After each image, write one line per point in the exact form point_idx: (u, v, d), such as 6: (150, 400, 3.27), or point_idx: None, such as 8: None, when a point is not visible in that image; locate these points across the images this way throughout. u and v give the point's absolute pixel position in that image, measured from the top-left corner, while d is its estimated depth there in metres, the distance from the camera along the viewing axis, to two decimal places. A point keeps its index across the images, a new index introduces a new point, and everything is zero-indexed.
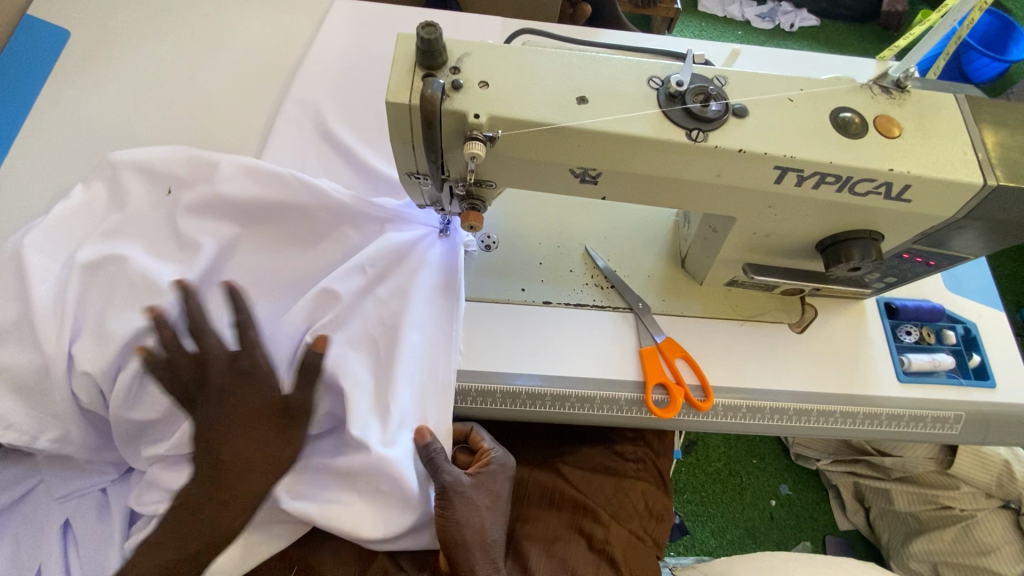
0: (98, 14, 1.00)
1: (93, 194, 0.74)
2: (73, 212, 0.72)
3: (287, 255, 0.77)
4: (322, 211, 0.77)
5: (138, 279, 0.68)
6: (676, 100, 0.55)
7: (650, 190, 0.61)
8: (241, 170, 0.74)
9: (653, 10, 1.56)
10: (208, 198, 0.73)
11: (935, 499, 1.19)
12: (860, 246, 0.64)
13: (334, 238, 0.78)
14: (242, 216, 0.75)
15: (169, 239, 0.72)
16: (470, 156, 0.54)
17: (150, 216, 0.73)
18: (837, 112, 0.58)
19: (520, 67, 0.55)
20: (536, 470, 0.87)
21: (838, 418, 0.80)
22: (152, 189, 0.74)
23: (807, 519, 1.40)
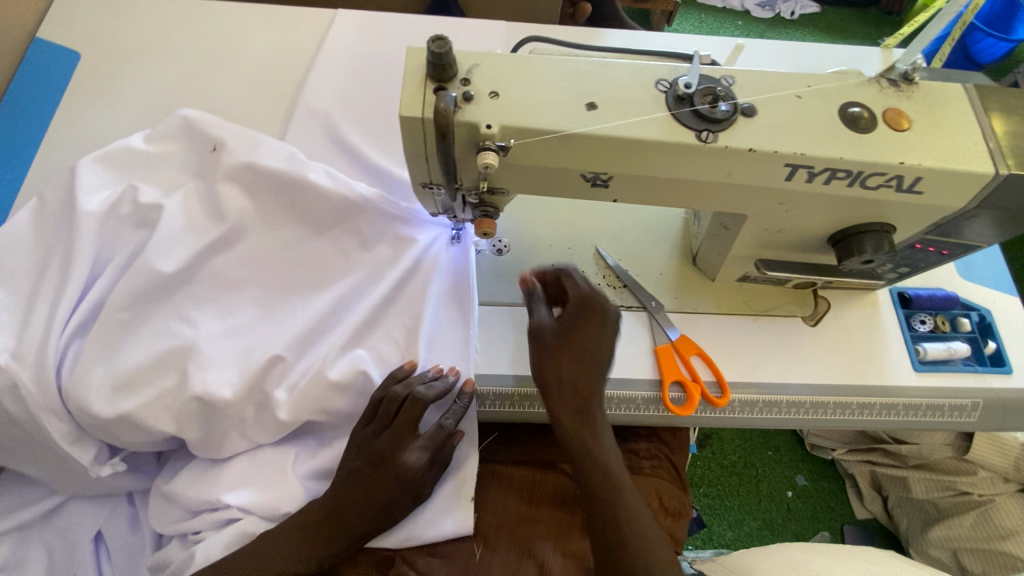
0: (106, 35, 1.02)
1: (156, 142, 0.82)
2: (131, 152, 0.81)
3: (302, 274, 0.81)
4: (333, 216, 0.81)
5: (159, 242, 0.74)
6: (684, 102, 0.55)
7: (658, 191, 0.61)
8: (280, 149, 0.80)
9: (653, 3, 1.55)
10: (244, 168, 0.78)
11: (952, 485, 1.19)
12: (873, 240, 0.65)
13: (348, 248, 0.83)
14: (271, 189, 0.79)
15: (205, 205, 0.78)
16: (484, 167, 0.54)
17: (192, 171, 0.81)
18: (846, 107, 0.58)
19: (528, 76, 0.56)
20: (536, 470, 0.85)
21: (855, 410, 0.81)
22: (201, 147, 0.81)
23: (824, 509, 1.40)
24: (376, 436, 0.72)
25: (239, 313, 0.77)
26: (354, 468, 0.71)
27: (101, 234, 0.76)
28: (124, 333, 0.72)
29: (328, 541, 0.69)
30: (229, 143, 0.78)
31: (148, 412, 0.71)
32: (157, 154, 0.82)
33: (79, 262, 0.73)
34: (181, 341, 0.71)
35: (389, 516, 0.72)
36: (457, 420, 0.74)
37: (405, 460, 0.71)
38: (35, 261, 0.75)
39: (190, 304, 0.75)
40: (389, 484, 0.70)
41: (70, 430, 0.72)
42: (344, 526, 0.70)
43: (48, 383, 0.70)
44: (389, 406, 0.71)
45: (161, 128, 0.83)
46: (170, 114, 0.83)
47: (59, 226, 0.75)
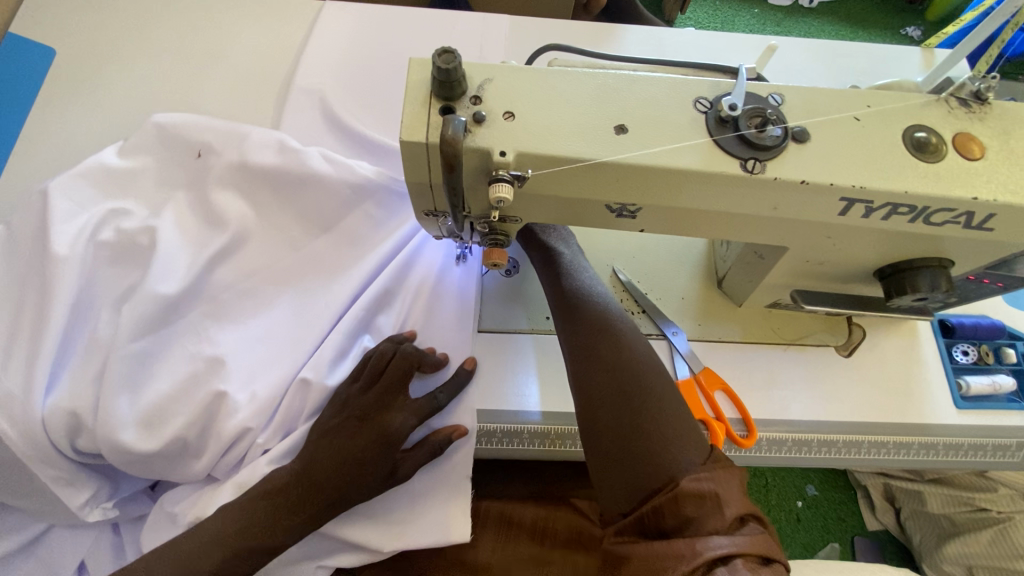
0: (84, 28, 0.94)
1: (129, 157, 0.77)
2: (107, 170, 0.75)
3: (312, 267, 0.78)
4: (334, 199, 0.79)
5: (157, 261, 0.69)
6: (727, 125, 0.48)
7: (691, 223, 0.54)
8: (271, 141, 0.78)
9: None
10: (237, 167, 0.76)
11: (970, 500, 1.12)
12: (928, 276, 0.58)
13: (358, 235, 0.80)
14: (267, 183, 0.77)
15: (198, 214, 0.76)
16: (497, 200, 0.47)
17: (178, 182, 0.78)
18: (911, 131, 0.50)
19: (550, 93, 0.49)
20: (548, 511, 0.78)
21: (892, 448, 0.75)
22: (184, 156, 0.78)
23: (834, 520, 1.35)
24: (358, 393, 0.71)
25: (251, 324, 0.73)
26: (332, 427, 0.68)
27: (88, 261, 0.70)
28: (143, 367, 0.68)
29: (292, 512, 0.64)
30: (214, 145, 0.77)
31: (168, 448, 0.66)
32: (134, 169, 0.77)
33: (60, 296, 0.67)
34: (205, 360, 0.68)
35: (358, 491, 0.66)
36: (451, 394, 0.73)
37: (392, 422, 0.69)
38: (9, 297, 0.69)
39: (209, 325, 0.71)
40: (369, 445, 0.67)
41: (59, 473, 0.68)
42: (313, 492, 0.65)
43: (47, 425, 0.65)
44: (377, 362, 0.72)
45: (139, 143, 0.78)
46: (143, 125, 0.79)
47: (32, 259, 0.69)
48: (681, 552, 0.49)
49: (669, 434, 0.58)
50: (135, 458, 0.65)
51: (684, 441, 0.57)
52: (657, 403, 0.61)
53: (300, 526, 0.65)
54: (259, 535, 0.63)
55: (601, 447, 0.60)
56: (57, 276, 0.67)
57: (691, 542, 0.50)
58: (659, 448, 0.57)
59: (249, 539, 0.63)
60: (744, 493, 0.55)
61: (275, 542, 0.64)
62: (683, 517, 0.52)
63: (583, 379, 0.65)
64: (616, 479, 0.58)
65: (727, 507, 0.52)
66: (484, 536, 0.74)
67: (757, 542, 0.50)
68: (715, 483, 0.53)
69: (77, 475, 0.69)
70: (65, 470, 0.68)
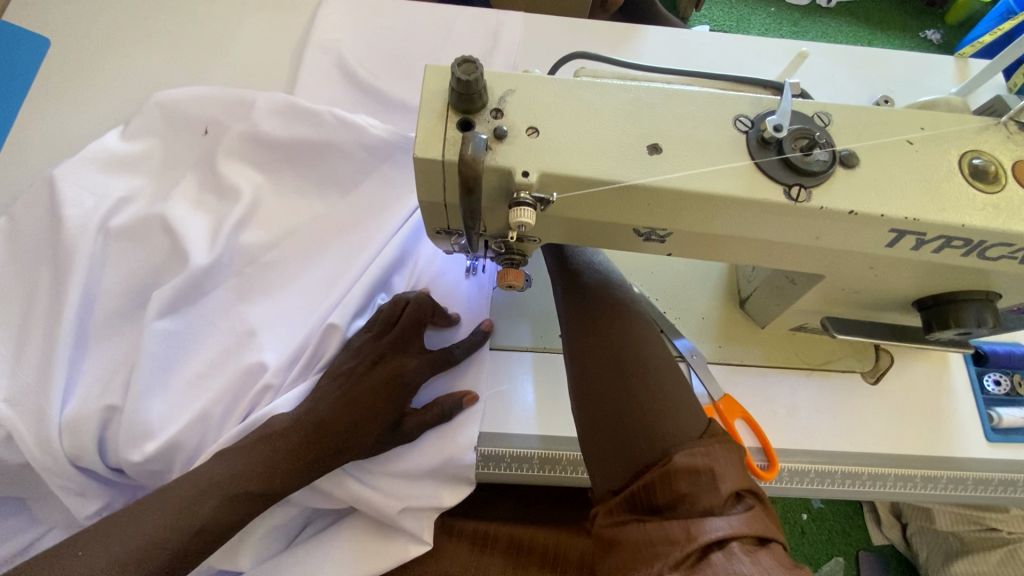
0: (77, 16, 0.89)
1: (134, 141, 0.75)
2: (110, 154, 0.73)
3: (332, 235, 0.79)
4: (347, 163, 0.80)
5: (177, 242, 0.70)
6: (770, 147, 0.44)
7: (722, 250, 0.50)
8: (278, 108, 0.77)
9: None
10: (248, 136, 0.76)
11: (981, 520, 1.06)
12: (975, 310, 0.54)
13: (372, 202, 0.81)
14: (285, 156, 0.78)
15: (209, 193, 0.75)
16: (518, 225, 0.43)
17: (184, 165, 0.76)
18: (967, 158, 0.46)
19: (578, 107, 0.45)
20: (564, 534, 0.72)
21: (919, 483, 0.71)
22: (189, 132, 0.77)
23: (839, 533, 1.31)
24: (369, 340, 0.70)
25: (279, 294, 0.75)
26: (346, 371, 0.68)
27: (97, 247, 0.68)
28: (174, 344, 0.68)
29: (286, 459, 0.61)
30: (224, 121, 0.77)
31: (195, 425, 0.66)
32: (140, 154, 0.75)
33: (72, 285, 0.66)
34: (239, 333, 0.71)
35: (362, 439, 0.64)
36: (468, 349, 0.72)
37: (410, 366, 0.70)
38: (18, 291, 0.67)
39: (237, 299, 0.73)
40: (378, 393, 0.66)
41: (67, 482, 0.65)
42: (313, 438, 0.62)
43: (76, 426, 0.63)
44: (390, 309, 0.71)
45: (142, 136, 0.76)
46: (141, 107, 0.77)
47: (42, 257, 0.68)
48: (675, 538, 0.45)
49: (665, 403, 0.54)
50: (160, 450, 0.64)
51: (678, 413, 0.53)
52: (653, 370, 0.58)
53: (296, 475, 0.61)
54: (244, 483, 0.58)
55: (593, 420, 0.56)
56: (70, 266, 0.66)
57: (685, 525, 0.45)
58: (654, 418, 0.53)
59: (245, 485, 0.58)
60: (743, 466, 0.50)
61: (272, 489, 0.60)
62: (676, 493, 0.47)
63: (581, 357, 0.61)
64: (608, 452, 0.54)
65: (724, 482, 0.47)
66: (494, 566, 0.69)
67: (754, 522, 0.45)
68: (711, 454, 0.49)
69: (85, 485, 0.66)
70: (73, 479, 0.65)
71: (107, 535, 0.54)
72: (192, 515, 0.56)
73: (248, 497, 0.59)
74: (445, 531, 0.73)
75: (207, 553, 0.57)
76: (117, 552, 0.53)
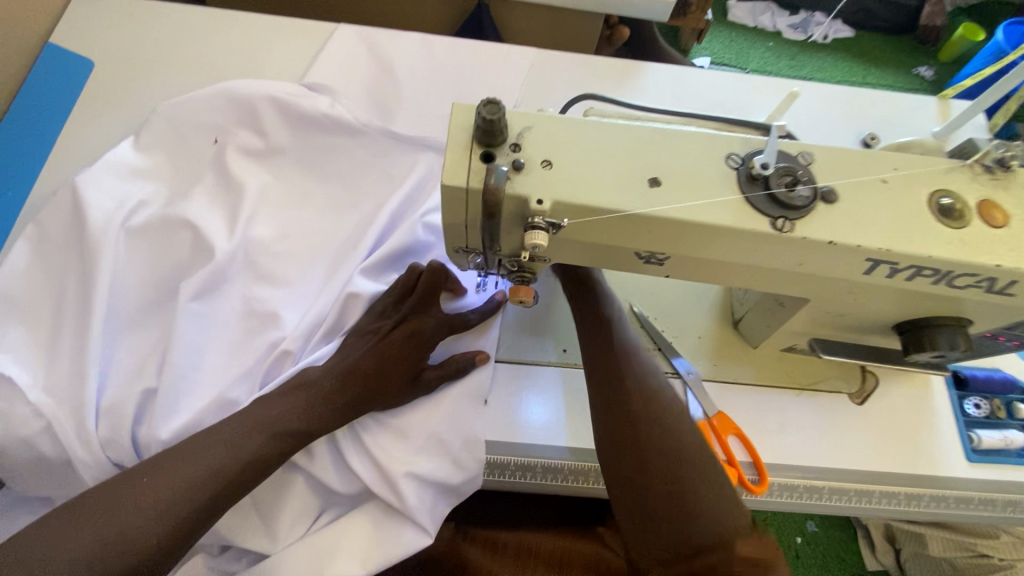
0: (112, 36, 0.93)
1: (146, 154, 0.81)
2: (120, 161, 0.78)
3: (341, 219, 0.83)
4: (358, 162, 0.86)
5: (194, 236, 0.76)
6: (758, 182, 0.49)
7: (717, 274, 0.55)
8: (276, 114, 0.84)
9: (684, 20, 1.48)
10: (257, 142, 0.83)
11: (973, 547, 1.10)
12: (947, 335, 0.59)
13: (377, 184, 0.85)
14: (302, 161, 0.85)
15: (218, 185, 0.81)
16: (532, 246, 0.48)
17: (195, 172, 0.81)
18: (936, 196, 0.52)
19: (589, 144, 0.50)
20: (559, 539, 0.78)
21: (902, 499, 0.76)
22: (198, 140, 0.82)
23: (833, 558, 1.33)
24: (389, 302, 0.75)
25: (299, 280, 0.78)
26: (372, 332, 0.73)
27: (119, 245, 0.74)
28: (198, 323, 0.72)
29: (322, 405, 0.66)
30: (230, 132, 0.83)
31: (218, 403, 0.69)
32: (151, 167, 0.80)
33: (100, 285, 0.70)
34: (259, 314, 0.74)
35: (388, 390, 0.69)
36: (482, 314, 0.77)
37: (431, 320, 0.75)
38: (48, 293, 0.72)
39: (256, 284, 0.76)
40: (405, 346, 0.72)
41: (98, 473, 0.68)
42: (345, 385, 0.67)
43: (114, 410, 0.68)
44: (407, 277, 0.75)
45: (184, 156, 0.82)
46: (149, 122, 0.82)
47: (70, 260, 0.73)
48: None
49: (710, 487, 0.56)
50: (187, 424, 0.67)
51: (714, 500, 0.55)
52: (678, 411, 0.64)
53: (335, 418, 0.66)
54: (281, 424, 0.63)
55: (620, 437, 0.62)
56: (96, 264, 0.71)
57: None
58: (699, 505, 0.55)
59: (287, 424, 0.63)
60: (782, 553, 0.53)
61: (311, 429, 0.64)
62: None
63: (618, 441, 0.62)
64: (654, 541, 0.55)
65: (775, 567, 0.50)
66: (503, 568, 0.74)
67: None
68: (731, 496, 0.56)
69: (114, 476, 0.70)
70: (104, 469, 0.68)
71: (168, 464, 0.58)
72: (241, 450, 0.60)
73: (294, 437, 0.63)
74: (460, 539, 0.80)
75: (252, 487, 0.61)
76: (175, 483, 0.57)
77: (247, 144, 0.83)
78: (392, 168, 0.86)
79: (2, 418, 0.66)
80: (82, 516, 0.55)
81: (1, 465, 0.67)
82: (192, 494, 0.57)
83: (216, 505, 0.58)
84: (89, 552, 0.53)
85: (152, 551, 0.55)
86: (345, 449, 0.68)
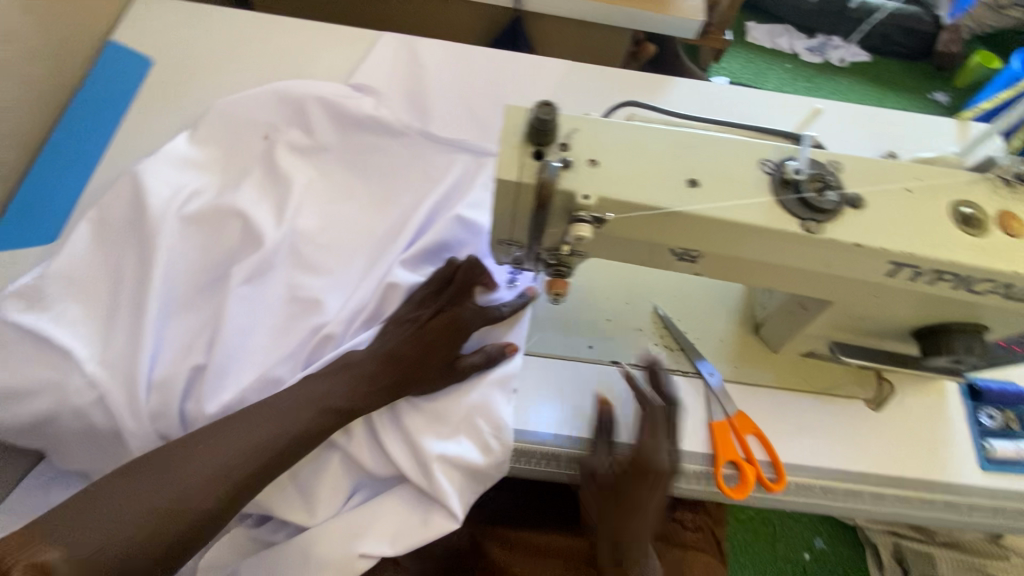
0: (171, 36, 0.99)
1: (200, 146, 0.85)
2: (178, 151, 0.83)
3: (381, 214, 0.87)
4: (398, 161, 0.90)
5: (244, 224, 0.80)
6: (789, 187, 0.53)
7: (747, 273, 0.59)
8: (325, 113, 0.88)
9: (704, 40, 1.53)
10: (305, 140, 0.88)
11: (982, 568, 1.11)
12: (963, 341, 0.62)
13: (416, 182, 0.89)
14: (346, 159, 0.90)
15: (268, 178, 0.85)
16: (576, 238, 0.52)
17: (244, 165, 0.86)
18: (956, 206, 0.55)
19: (633, 145, 0.54)
20: (578, 538, 0.83)
21: (913, 503, 0.78)
22: (250, 134, 0.87)
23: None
24: (426, 292, 0.79)
25: (340, 270, 0.82)
26: (411, 320, 0.76)
27: (174, 230, 0.78)
28: (246, 306, 0.76)
29: (363, 387, 0.69)
30: (280, 128, 0.87)
31: (262, 381, 0.73)
32: (205, 159, 0.84)
33: (157, 266, 0.74)
34: (302, 300, 0.78)
35: (425, 375, 0.73)
36: (513, 307, 0.80)
37: (469, 307, 0.77)
38: (104, 273, 0.76)
39: (300, 272, 0.80)
40: (441, 334, 0.74)
41: (145, 444, 0.71)
42: (385, 368, 0.71)
43: (165, 384, 0.72)
44: (446, 271, 0.79)
45: (238, 149, 0.86)
46: (207, 116, 0.86)
47: (127, 241, 0.77)
48: None
49: None
50: (233, 400, 0.71)
51: None
52: None
53: (377, 399, 0.70)
54: (327, 401, 0.67)
55: None
56: (154, 245, 0.75)
57: None
58: None
59: (333, 401, 0.67)
60: None
61: (353, 408, 0.68)
62: None
63: None
64: None
65: None
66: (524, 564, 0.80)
67: None
68: None
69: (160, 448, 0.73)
70: (150, 440, 0.72)
71: (223, 434, 0.63)
72: (293, 423, 0.64)
73: (339, 415, 0.67)
74: (484, 534, 0.83)
75: (296, 461, 0.66)
76: (231, 451, 0.61)
77: (296, 141, 0.87)
78: (430, 168, 0.90)
79: (60, 387, 0.69)
80: (142, 480, 0.59)
81: (57, 431, 0.70)
82: (248, 461, 0.61)
83: (266, 473, 0.63)
84: (151, 513, 0.57)
85: (208, 513, 0.59)
86: (381, 431, 0.72)
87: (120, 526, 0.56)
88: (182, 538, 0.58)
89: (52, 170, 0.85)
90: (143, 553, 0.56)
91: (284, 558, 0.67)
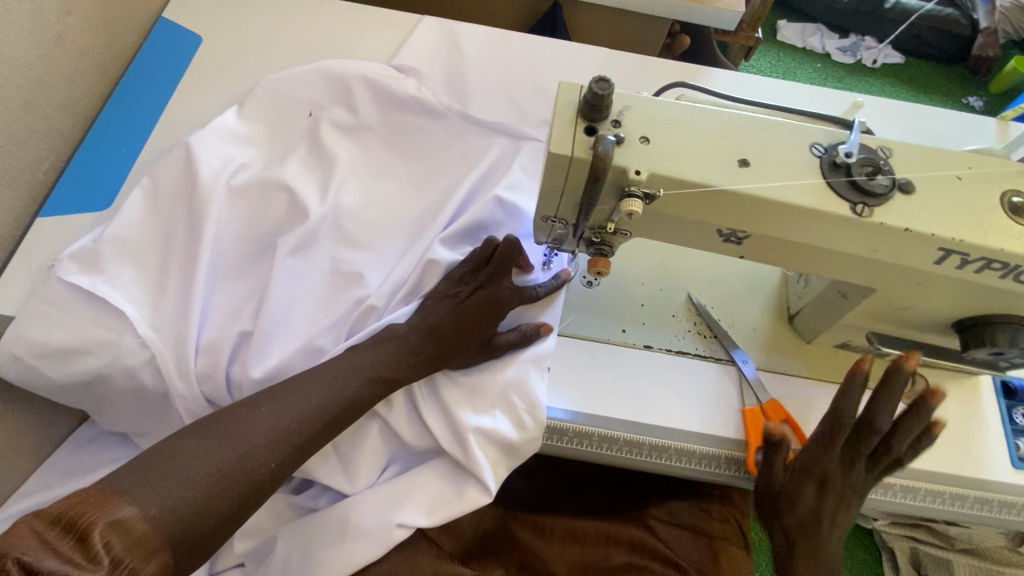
0: (218, 15, 1.01)
1: (248, 121, 0.87)
2: (227, 124, 0.85)
3: (420, 193, 0.89)
4: (438, 144, 0.92)
5: (289, 198, 0.82)
6: (840, 170, 0.53)
7: (791, 257, 0.59)
8: (369, 93, 0.90)
9: (734, 37, 1.53)
10: (347, 118, 0.90)
11: None
12: (1007, 332, 0.61)
13: (456, 164, 0.91)
14: (387, 138, 0.92)
15: (313, 155, 0.87)
16: (627, 213, 0.53)
17: (289, 142, 0.88)
18: (1009, 195, 0.54)
19: (685, 124, 0.55)
20: (608, 525, 0.84)
21: (948, 499, 0.76)
22: (296, 112, 0.89)
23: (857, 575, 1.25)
24: (466, 268, 0.80)
25: (380, 246, 0.84)
26: (451, 295, 0.78)
27: (222, 200, 0.80)
28: (291, 276, 0.78)
29: (407, 358, 0.72)
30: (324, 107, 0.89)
31: (305, 349, 0.75)
32: (252, 133, 0.86)
33: (207, 234, 0.77)
34: (344, 273, 0.80)
35: (464, 349, 0.75)
36: (549, 288, 0.81)
37: (506, 287, 0.79)
38: (156, 239, 0.78)
39: (342, 246, 0.82)
40: (481, 310, 0.76)
41: (192, 406, 0.74)
42: (428, 340, 0.73)
43: (213, 348, 0.74)
44: (485, 248, 0.80)
45: (284, 127, 0.88)
46: (254, 91, 0.88)
47: (177, 209, 0.79)
48: None
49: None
50: (278, 366, 0.74)
51: None
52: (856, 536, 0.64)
53: (420, 369, 0.73)
54: (374, 370, 0.69)
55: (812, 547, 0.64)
56: (204, 214, 0.78)
57: None
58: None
59: (380, 370, 0.70)
60: None
61: (398, 377, 0.71)
62: None
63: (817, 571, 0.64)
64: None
65: None
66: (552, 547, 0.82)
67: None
68: None
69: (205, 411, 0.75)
70: (197, 402, 0.74)
71: (279, 398, 0.65)
72: (343, 391, 0.67)
73: (385, 384, 0.70)
74: (512, 518, 0.85)
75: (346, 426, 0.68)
76: (290, 412, 0.64)
77: (339, 120, 0.89)
78: (469, 150, 0.91)
79: (112, 347, 0.71)
80: (207, 441, 0.60)
81: (108, 389, 0.73)
82: (302, 423, 0.64)
83: (320, 436, 0.65)
84: (220, 472, 0.59)
85: (269, 472, 0.61)
86: (419, 402, 0.74)
87: (192, 484, 0.57)
88: (248, 496, 0.60)
89: (106, 140, 0.88)
90: (216, 509, 0.57)
91: (324, 519, 0.69)
